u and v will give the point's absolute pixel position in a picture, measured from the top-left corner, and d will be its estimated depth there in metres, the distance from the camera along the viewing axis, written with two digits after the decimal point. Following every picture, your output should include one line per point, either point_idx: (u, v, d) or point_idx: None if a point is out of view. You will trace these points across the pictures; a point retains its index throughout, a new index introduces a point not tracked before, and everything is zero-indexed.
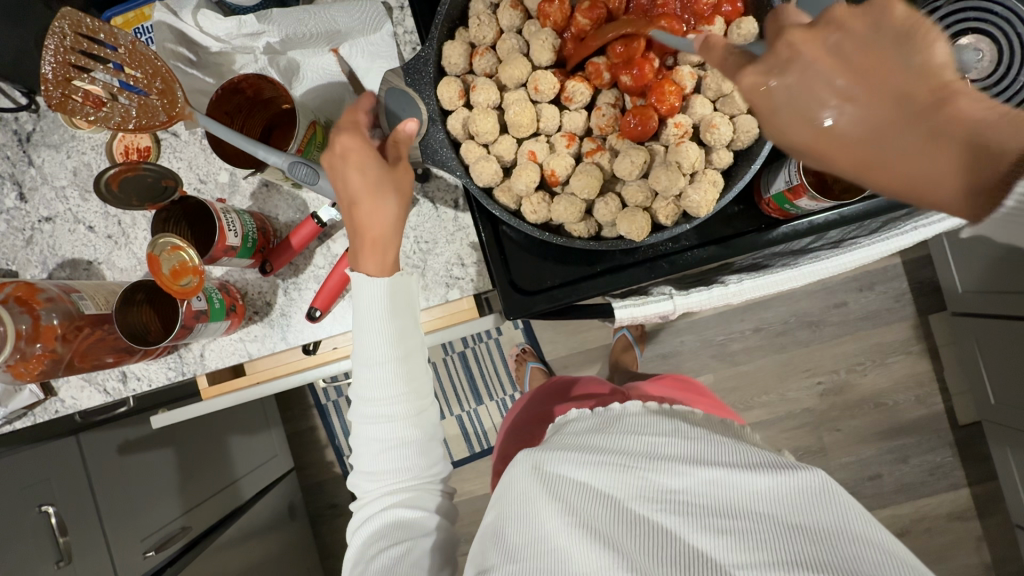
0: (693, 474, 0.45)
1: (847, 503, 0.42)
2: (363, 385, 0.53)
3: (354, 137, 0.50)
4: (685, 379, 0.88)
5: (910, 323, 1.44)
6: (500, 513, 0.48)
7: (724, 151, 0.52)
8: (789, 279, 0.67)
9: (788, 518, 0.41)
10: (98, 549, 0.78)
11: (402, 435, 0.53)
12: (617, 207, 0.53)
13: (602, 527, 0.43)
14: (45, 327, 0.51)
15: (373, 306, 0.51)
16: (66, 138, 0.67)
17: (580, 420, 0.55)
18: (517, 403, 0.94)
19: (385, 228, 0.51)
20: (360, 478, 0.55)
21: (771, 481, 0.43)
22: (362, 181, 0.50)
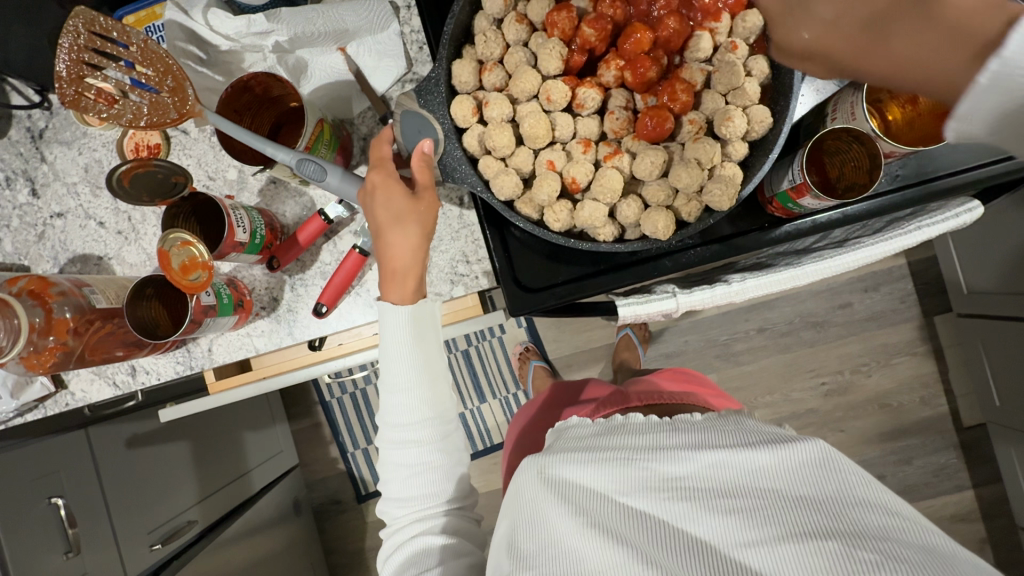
0: (693, 459, 0.44)
1: (851, 467, 0.41)
2: (390, 410, 0.53)
3: (381, 171, 0.50)
4: (689, 374, 0.88)
5: (915, 324, 1.44)
6: (511, 524, 0.47)
7: (740, 143, 0.48)
8: (793, 279, 0.67)
9: (793, 491, 0.40)
10: (105, 542, 0.79)
11: (426, 459, 0.53)
12: (640, 209, 0.49)
13: (609, 524, 0.42)
14: (57, 320, 0.52)
15: (398, 332, 0.51)
16: (78, 135, 0.68)
17: (582, 426, 0.53)
18: (523, 412, 0.94)
19: (407, 258, 0.50)
20: (391, 506, 0.54)
21: (773, 457, 0.42)
22: (387, 214, 0.49)
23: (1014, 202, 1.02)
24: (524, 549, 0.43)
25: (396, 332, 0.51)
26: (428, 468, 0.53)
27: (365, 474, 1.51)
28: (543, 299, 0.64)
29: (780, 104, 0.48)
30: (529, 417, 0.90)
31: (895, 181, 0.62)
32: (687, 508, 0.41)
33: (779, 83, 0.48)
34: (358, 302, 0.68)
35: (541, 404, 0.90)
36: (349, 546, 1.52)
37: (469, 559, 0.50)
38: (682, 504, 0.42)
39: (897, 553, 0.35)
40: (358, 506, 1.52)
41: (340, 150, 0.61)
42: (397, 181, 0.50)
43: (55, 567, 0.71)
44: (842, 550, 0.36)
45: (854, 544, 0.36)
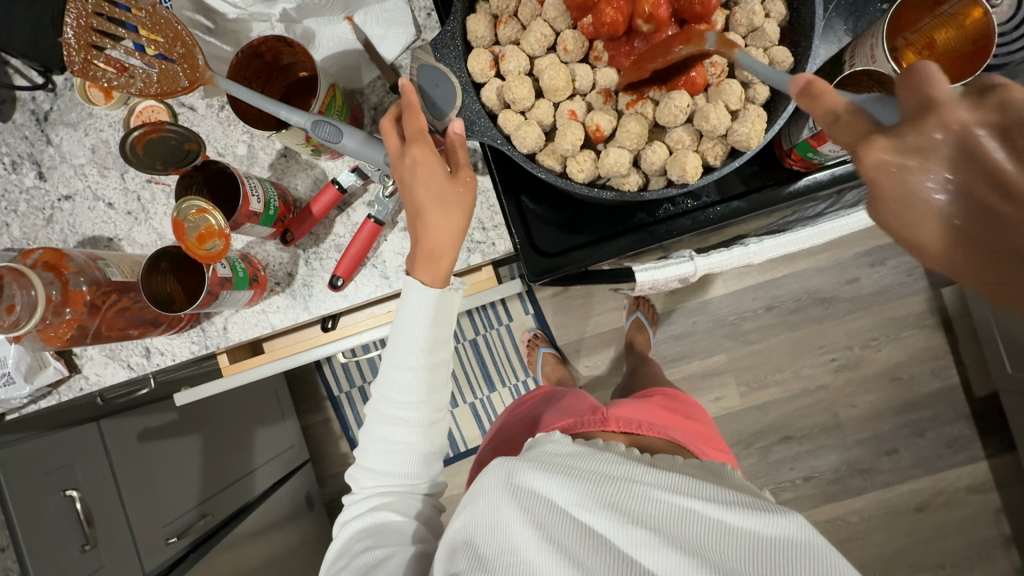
0: (665, 500, 0.44)
1: (824, 556, 0.41)
2: (392, 385, 0.52)
3: (422, 146, 0.48)
4: (678, 399, 0.83)
5: (923, 297, 1.43)
6: (466, 521, 0.45)
7: (762, 86, 0.48)
8: (810, 238, 0.67)
9: (760, 567, 0.40)
10: (122, 535, 0.78)
11: (409, 438, 0.53)
12: (665, 155, 0.48)
13: (569, 542, 0.42)
14: (73, 292, 0.51)
15: (417, 311, 0.51)
16: (83, 116, 0.68)
17: (561, 442, 0.51)
18: (505, 410, 0.91)
19: (446, 239, 0.50)
20: (359, 472, 0.55)
21: (751, 523, 0.42)
22: (428, 192, 0.48)
23: None
24: (476, 557, 0.42)
25: (409, 310, 0.51)
26: (407, 449, 0.53)
27: None
28: (561, 264, 0.64)
29: (801, 44, 0.47)
30: (510, 416, 0.87)
31: None
32: (651, 539, 0.41)
33: (799, 23, 0.47)
34: (374, 275, 0.66)
35: (527, 404, 0.86)
36: None
37: (423, 547, 0.51)
38: (647, 533, 0.41)
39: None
40: None
41: (352, 117, 0.61)
42: (438, 158, 0.49)
43: (71, 560, 0.70)
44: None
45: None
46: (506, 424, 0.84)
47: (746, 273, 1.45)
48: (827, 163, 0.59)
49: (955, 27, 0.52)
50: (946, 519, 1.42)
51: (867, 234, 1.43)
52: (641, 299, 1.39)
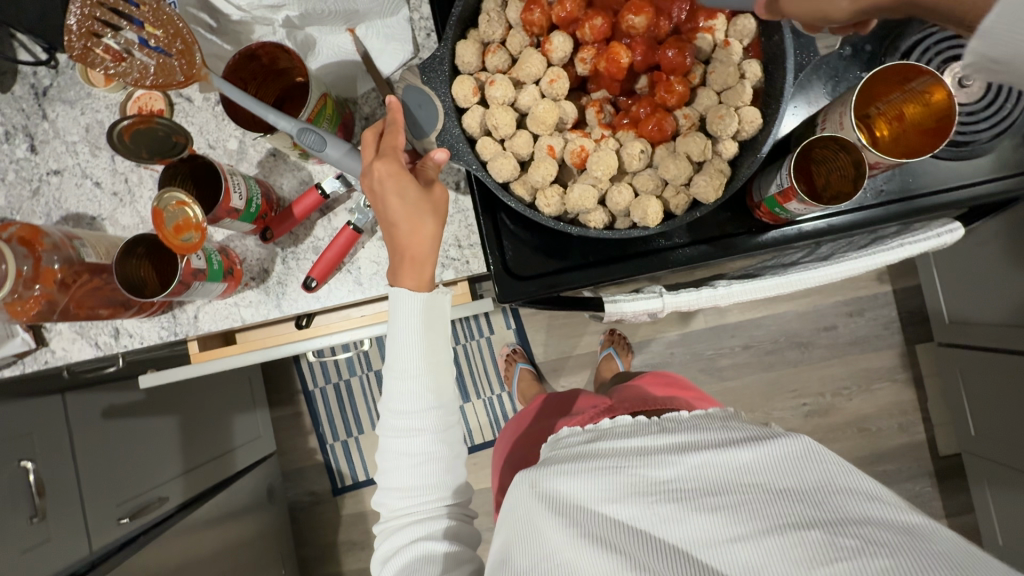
0: (679, 460, 0.44)
1: (831, 458, 0.43)
2: (394, 397, 0.53)
3: (389, 160, 0.49)
4: (669, 378, 0.91)
5: (897, 351, 1.46)
6: (505, 536, 0.46)
7: (730, 143, 0.50)
8: (776, 287, 0.69)
9: (776, 484, 0.41)
10: (73, 512, 0.78)
11: (432, 448, 0.53)
12: (630, 197, 0.50)
13: (603, 533, 0.41)
14: (45, 269, 0.52)
15: (408, 321, 0.52)
16: (82, 95, 0.69)
17: (573, 436, 0.53)
18: (519, 418, 0.94)
19: (424, 247, 0.51)
20: (385, 499, 0.54)
21: (756, 453, 0.43)
22: (402, 207, 0.50)
23: (996, 231, 1.05)
24: (519, 565, 0.42)
25: (407, 319, 0.52)
26: (430, 458, 0.53)
27: (343, 467, 1.50)
28: (533, 287, 0.65)
29: (771, 108, 0.49)
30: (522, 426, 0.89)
31: (880, 195, 0.64)
32: (677, 509, 0.41)
33: (771, 87, 0.50)
34: (347, 279, 0.68)
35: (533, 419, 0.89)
36: (322, 539, 1.51)
37: (472, 566, 0.51)
38: (675, 506, 0.41)
39: (874, 538, 0.36)
40: (333, 499, 1.50)
41: (341, 126, 0.63)
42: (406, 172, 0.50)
43: (17, 532, 0.70)
44: (825, 539, 0.37)
45: (835, 531, 0.37)
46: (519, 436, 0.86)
47: (726, 311, 1.47)
48: (795, 220, 0.62)
49: (922, 104, 0.55)
50: None
51: (848, 284, 1.45)
52: (615, 334, 1.44)
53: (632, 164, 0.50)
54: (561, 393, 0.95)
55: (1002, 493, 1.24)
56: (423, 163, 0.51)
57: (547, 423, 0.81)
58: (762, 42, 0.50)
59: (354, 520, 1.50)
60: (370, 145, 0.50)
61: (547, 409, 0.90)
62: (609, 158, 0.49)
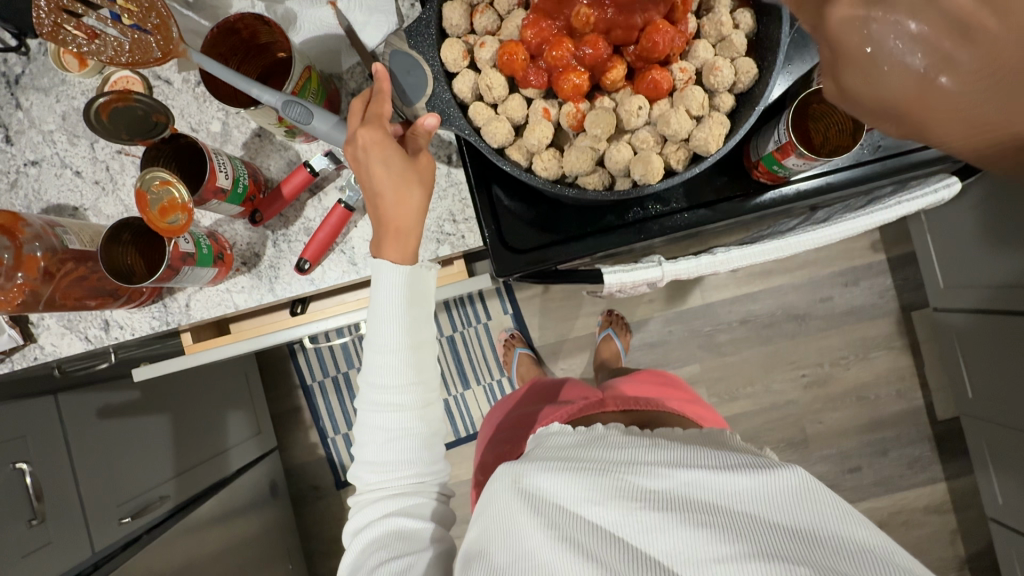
0: (669, 475, 0.44)
1: (831, 502, 0.41)
2: (374, 370, 0.52)
3: (374, 129, 0.48)
4: (663, 376, 0.92)
5: (892, 319, 1.47)
6: (481, 531, 0.47)
7: (727, 95, 0.49)
8: (776, 251, 0.68)
9: (766, 516, 0.40)
10: (72, 513, 0.76)
11: (410, 424, 0.52)
12: (630, 155, 0.49)
13: (580, 536, 0.42)
14: (27, 257, 0.51)
15: (391, 294, 0.50)
16: (56, 82, 0.67)
17: (562, 435, 0.54)
18: (500, 406, 0.93)
19: (411, 217, 0.50)
20: (362, 471, 0.54)
21: (749, 481, 0.42)
22: (386, 175, 0.48)
23: (989, 193, 1.05)
24: (494, 561, 0.43)
25: (387, 295, 0.50)
26: (405, 434, 0.52)
27: (345, 460, 1.49)
28: (529, 260, 0.64)
29: (766, 58, 0.48)
30: (504, 414, 0.88)
31: (878, 151, 0.63)
32: (660, 519, 0.41)
33: (765, 36, 0.48)
34: (341, 260, 0.66)
35: (517, 404, 0.88)
36: (328, 532, 1.50)
37: (441, 546, 0.51)
38: (659, 516, 0.41)
39: None
40: (336, 492, 1.49)
41: (327, 101, 0.61)
42: (391, 141, 0.48)
43: (17, 535, 0.69)
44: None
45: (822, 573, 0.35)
46: (500, 425, 0.84)
47: (722, 286, 1.47)
48: (792, 178, 0.61)
49: None
50: (904, 538, 1.45)
51: (842, 254, 1.45)
52: (613, 314, 1.43)
53: (631, 121, 0.50)
54: (546, 381, 0.94)
55: (1001, 454, 1.25)
56: (413, 131, 0.50)
57: (533, 411, 0.80)
58: None
59: None
60: (356, 113, 0.49)
61: (533, 395, 0.90)
62: (608, 116, 0.49)
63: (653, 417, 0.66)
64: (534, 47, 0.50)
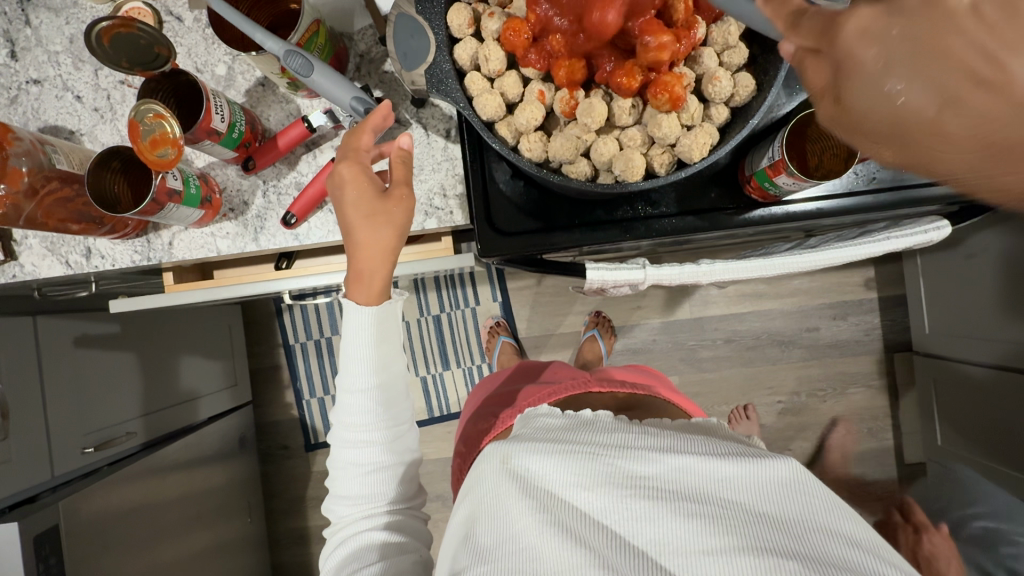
0: (658, 458, 0.45)
1: (819, 494, 0.42)
2: (346, 409, 0.53)
3: (352, 166, 0.51)
4: (650, 374, 0.90)
5: (874, 358, 1.48)
6: (470, 509, 0.47)
7: (722, 107, 0.50)
8: (757, 268, 0.68)
9: (756, 508, 0.41)
10: (35, 435, 0.77)
11: (379, 459, 0.53)
12: (615, 149, 0.50)
13: (570, 522, 0.42)
14: (12, 170, 0.51)
15: (359, 334, 0.51)
16: (68, 4, 0.66)
17: (550, 417, 0.53)
18: (486, 381, 0.93)
19: (372, 257, 0.50)
20: (334, 504, 0.54)
21: (740, 470, 0.43)
22: (354, 213, 0.50)
23: (984, 244, 1.05)
24: (481, 541, 0.43)
25: (356, 337, 0.51)
26: (376, 467, 0.53)
27: (318, 424, 1.50)
28: (513, 245, 0.64)
29: (767, 73, 0.48)
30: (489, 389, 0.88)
31: (872, 183, 0.63)
32: (649, 508, 0.41)
33: (772, 50, 0.48)
34: (328, 220, 0.67)
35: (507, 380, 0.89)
36: (291, 492, 1.51)
37: (415, 555, 0.50)
38: (647, 504, 0.42)
39: None
40: (305, 454, 1.51)
41: (334, 58, 0.61)
42: (368, 178, 0.51)
43: None
44: (800, 570, 0.36)
45: (811, 566, 0.36)
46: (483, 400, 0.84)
47: (712, 303, 1.48)
48: (784, 198, 0.62)
49: None
50: None
51: (835, 287, 1.46)
52: (601, 316, 1.44)
53: (621, 118, 0.50)
54: (530, 363, 0.95)
55: None
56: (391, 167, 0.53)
57: (516, 388, 0.80)
58: None
59: (325, 476, 1.51)
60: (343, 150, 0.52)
61: (517, 374, 0.90)
62: (601, 106, 0.48)
63: (639, 404, 0.66)
64: (539, 27, 0.50)
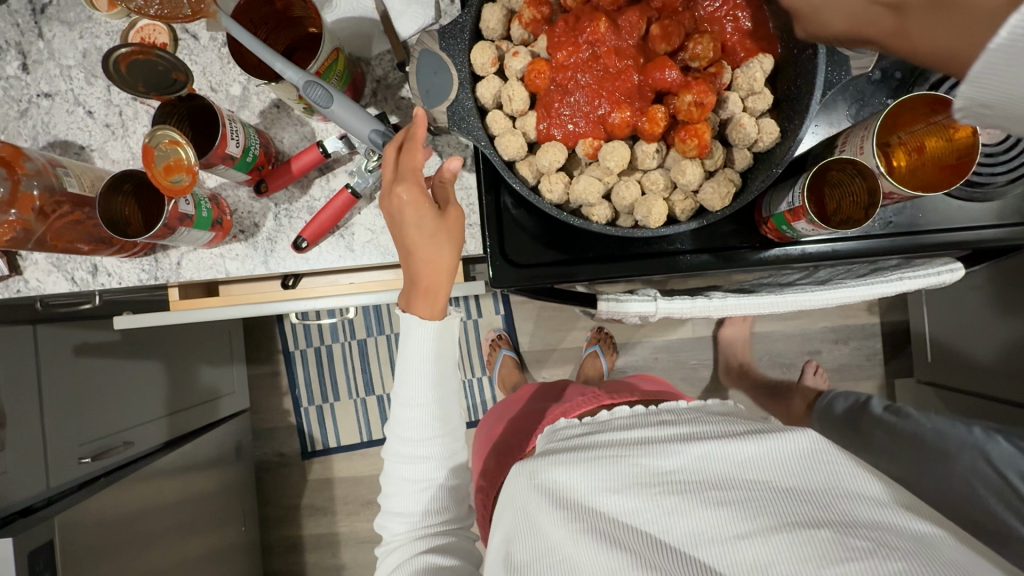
0: (680, 449, 0.45)
1: (840, 458, 0.43)
2: (403, 423, 0.52)
3: (410, 185, 0.48)
4: (654, 379, 0.89)
5: (876, 383, 1.47)
6: (506, 535, 0.46)
7: (745, 153, 0.49)
8: (770, 305, 0.68)
9: (781, 482, 0.41)
10: (32, 448, 0.75)
11: (433, 476, 0.53)
12: (637, 193, 0.49)
13: (605, 527, 0.41)
14: (24, 194, 0.51)
15: (422, 346, 0.51)
16: (82, 18, 0.66)
17: (571, 428, 0.54)
18: (503, 407, 0.92)
19: (440, 276, 0.50)
20: (388, 522, 0.53)
21: (762, 448, 0.44)
22: (417, 234, 0.49)
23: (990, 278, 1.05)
24: (520, 558, 0.42)
25: (418, 350, 0.51)
26: (430, 485, 0.52)
27: (315, 432, 1.49)
28: (528, 276, 0.64)
29: (792, 122, 0.48)
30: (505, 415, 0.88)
31: (888, 226, 0.63)
32: (679, 502, 0.41)
33: (798, 99, 0.47)
34: (339, 244, 0.66)
35: (525, 402, 0.89)
36: (286, 499, 1.50)
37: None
38: (677, 499, 0.41)
39: (887, 541, 0.35)
40: (301, 461, 1.49)
41: (351, 85, 0.61)
42: (427, 197, 0.49)
43: None
44: (834, 537, 0.36)
45: (843, 531, 0.36)
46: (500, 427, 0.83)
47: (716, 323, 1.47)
48: (799, 239, 0.61)
49: (945, 138, 0.53)
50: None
51: (837, 311, 1.46)
52: (603, 333, 1.43)
53: (644, 162, 0.49)
54: (550, 383, 0.95)
55: None
56: (441, 180, 0.52)
57: (535, 413, 0.80)
58: (791, 55, 0.48)
59: (320, 484, 1.50)
60: (390, 166, 0.49)
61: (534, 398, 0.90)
62: (624, 151, 0.48)
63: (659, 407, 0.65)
64: (563, 69, 0.49)
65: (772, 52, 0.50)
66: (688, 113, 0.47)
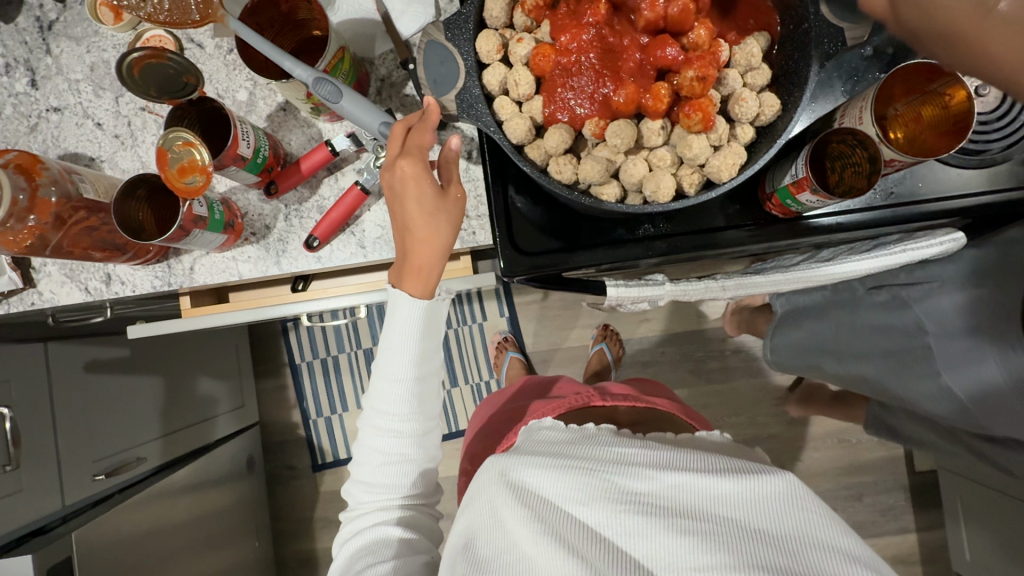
0: (656, 475, 0.44)
1: (816, 510, 0.42)
2: (381, 397, 0.53)
3: (414, 160, 0.49)
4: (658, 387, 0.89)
5: None
6: (468, 522, 0.49)
7: (747, 127, 0.51)
8: (773, 283, 0.69)
9: (753, 523, 0.41)
10: (47, 464, 0.75)
11: (404, 451, 0.53)
12: (644, 170, 0.50)
13: (568, 534, 0.42)
14: (41, 200, 0.51)
15: (405, 326, 0.52)
16: (89, 32, 0.67)
17: (552, 429, 0.54)
18: (491, 400, 0.91)
19: (431, 255, 0.50)
20: (357, 490, 0.55)
21: (737, 487, 0.43)
22: (415, 209, 0.49)
23: None
24: (481, 551, 0.44)
25: (403, 329, 0.52)
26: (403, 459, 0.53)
27: (324, 444, 1.48)
28: (537, 263, 0.64)
29: (791, 94, 0.49)
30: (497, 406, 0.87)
31: (890, 198, 0.64)
32: (642, 523, 0.41)
33: (794, 69, 0.48)
34: (350, 242, 0.67)
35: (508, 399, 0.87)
36: (298, 512, 1.49)
37: (425, 556, 0.52)
38: (638, 518, 0.41)
39: None
40: (312, 474, 1.49)
41: (357, 84, 0.62)
42: (429, 174, 0.49)
43: None
44: None
45: None
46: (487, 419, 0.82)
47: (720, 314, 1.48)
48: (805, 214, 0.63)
49: (940, 105, 0.56)
50: None
51: None
52: (609, 328, 1.42)
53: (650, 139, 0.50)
54: (541, 378, 0.94)
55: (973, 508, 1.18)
56: (446, 161, 0.52)
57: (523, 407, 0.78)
58: (785, 30, 0.50)
59: (331, 496, 1.49)
60: (397, 140, 0.49)
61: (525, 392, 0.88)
62: (630, 129, 0.49)
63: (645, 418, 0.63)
64: (566, 53, 0.50)
65: (768, 27, 0.51)
66: (691, 88, 0.48)
